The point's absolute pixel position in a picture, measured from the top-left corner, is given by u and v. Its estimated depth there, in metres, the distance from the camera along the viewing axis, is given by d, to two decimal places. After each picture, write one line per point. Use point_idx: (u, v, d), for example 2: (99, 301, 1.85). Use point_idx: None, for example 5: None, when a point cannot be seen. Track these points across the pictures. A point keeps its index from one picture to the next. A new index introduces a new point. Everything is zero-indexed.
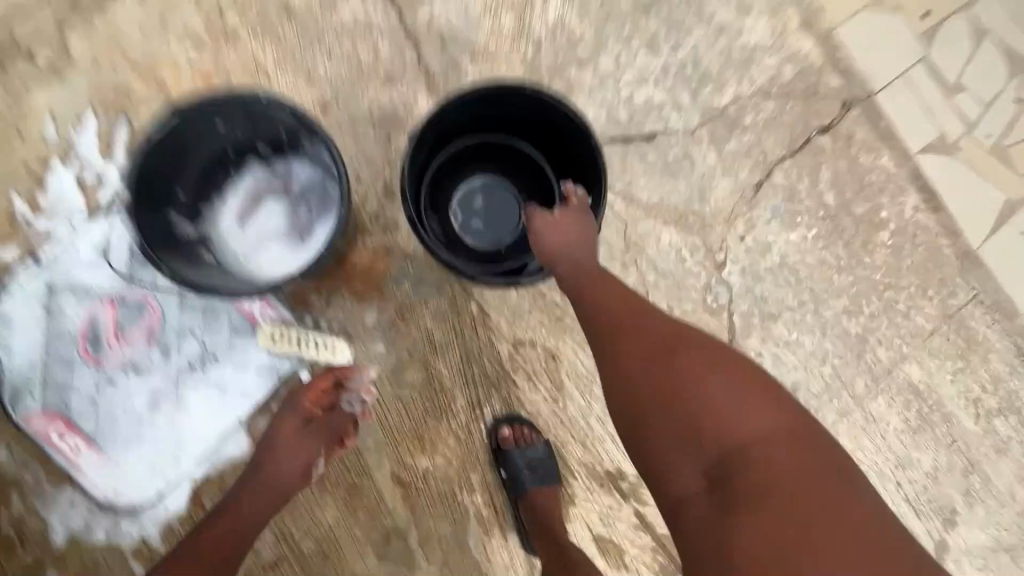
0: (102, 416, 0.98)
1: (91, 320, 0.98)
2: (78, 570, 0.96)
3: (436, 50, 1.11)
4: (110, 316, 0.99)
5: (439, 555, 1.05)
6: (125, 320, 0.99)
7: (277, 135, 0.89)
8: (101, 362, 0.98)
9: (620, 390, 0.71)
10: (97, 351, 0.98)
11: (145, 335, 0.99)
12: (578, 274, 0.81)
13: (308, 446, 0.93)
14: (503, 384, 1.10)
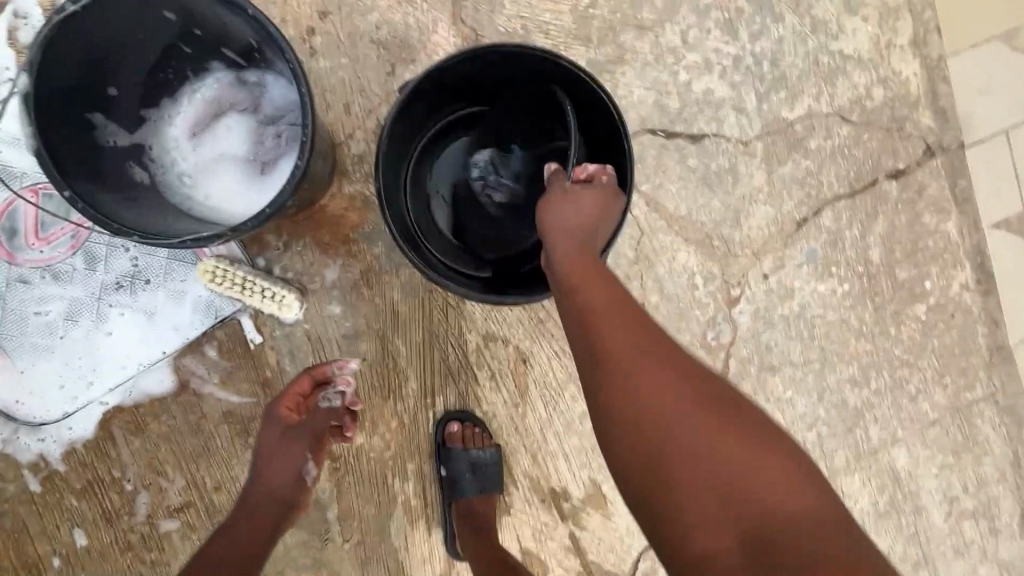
0: (9, 319, 0.87)
1: (11, 210, 0.85)
2: None
3: None
4: (32, 209, 0.86)
5: (356, 535, 1.00)
6: (48, 218, 0.86)
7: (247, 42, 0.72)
8: (15, 258, 0.86)
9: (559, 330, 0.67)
10: (13, 246, 0.86)
11: (70, 239, 0.87)
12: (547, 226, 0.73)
13: (295, 454, 0.85)
14: (462, 376, 0.99)
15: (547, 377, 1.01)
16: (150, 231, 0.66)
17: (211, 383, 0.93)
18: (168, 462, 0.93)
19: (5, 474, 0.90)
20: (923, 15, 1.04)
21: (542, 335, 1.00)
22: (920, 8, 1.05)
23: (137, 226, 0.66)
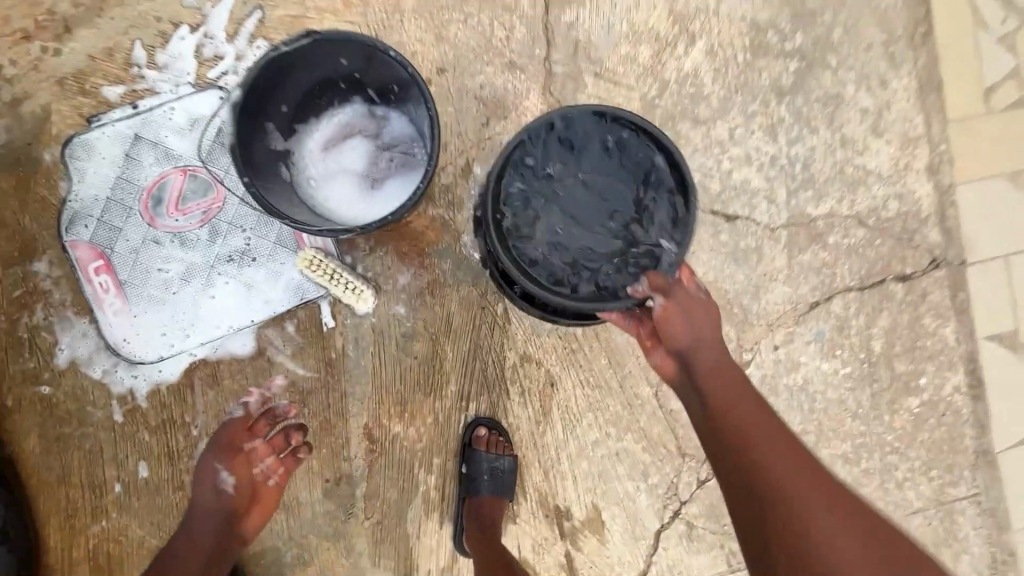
0: (137, 270, 1.04)
1: (161, 182, 1.03)
2: (68, 392, 1.03)
3: (566, 56, 1.10)
4: (178, 184, 1.04)
5: (376, 515, 1.10)
6: (189, 193, 1.04)
7: (390, 84, 0.92)
8: (155, 222, 1.04)
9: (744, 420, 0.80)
10: (156, 210, 1.04)
11: (201, 213, 1.04)
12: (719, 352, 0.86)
13: (209, 473, 0.99)
14: (496, 388, 1.12)
15: (570, 402, 1.14)
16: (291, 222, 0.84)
17: (285, 354, 1.08)
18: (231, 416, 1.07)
19: (95, 402, 1.04)
20: (941, 146, 1.21)
21: (571, 363, 1.13)
22: (939, 139, 1.21)
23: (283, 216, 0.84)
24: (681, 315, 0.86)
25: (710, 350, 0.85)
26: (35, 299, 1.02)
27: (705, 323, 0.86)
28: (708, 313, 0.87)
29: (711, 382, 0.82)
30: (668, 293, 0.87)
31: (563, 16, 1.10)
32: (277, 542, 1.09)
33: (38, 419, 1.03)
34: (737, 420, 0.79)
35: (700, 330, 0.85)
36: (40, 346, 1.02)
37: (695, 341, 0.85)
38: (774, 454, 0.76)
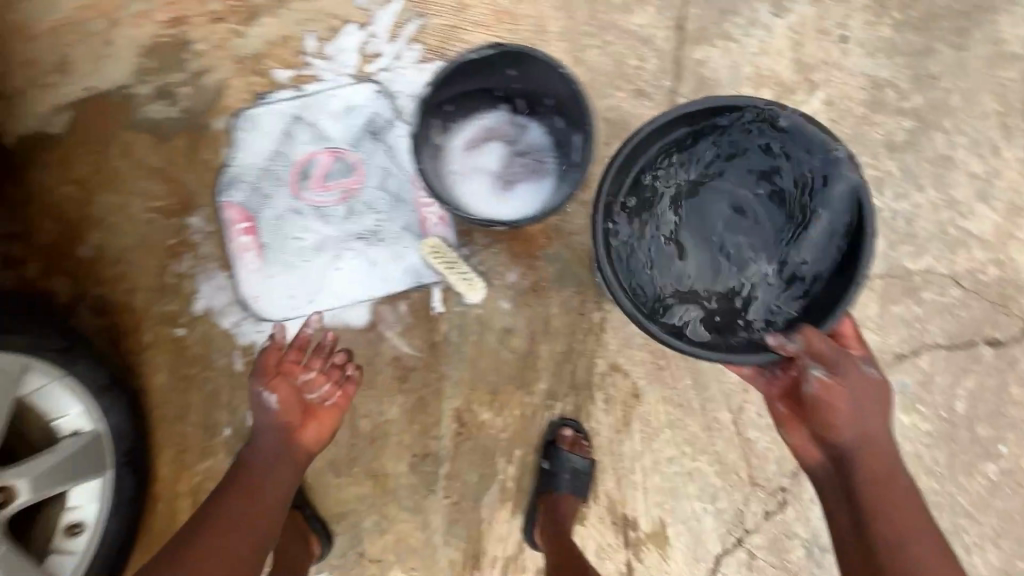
0: (276, 235, 1.13)
1: (311, 159, 1.14)
2: (198, 337, 1.13)
3: (691, 89, 1.17)
4: (326, 163, 1.14)
5: (455, 495, 1.16)
6: (334, 173, 1.14)
7: (543, 98, 1.02)
8: (299, 194, 1.14)
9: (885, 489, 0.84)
10: (302, 184, 1.14)
11: (342, 191, 1.14)
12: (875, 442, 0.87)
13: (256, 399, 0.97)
14: (582, 392, 1.17)
15: (651, 416, 1.17)
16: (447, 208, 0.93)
17: (394, 331, 1.15)
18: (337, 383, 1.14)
19: (220, 350, 1.13)
20: None
21: (657, 379, 1.17)
22: None
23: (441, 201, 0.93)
24: (846, 404, 0.86)
25: (872, 443, 0.86)
26: (185, 248, 1.13)
27: (874, 419, 0.87)
28: (879, 409, 0.87)
29: (869, 479, 0.84)
30: (835, 370, 0.87)
31: (694, 54, 1.17)
32: (359, 508, 1.14)
33: (169, 358, 1.13)
34: (884, 510, 0.82)
35: (866, 426, 0.86)
36: (182, 291, 1.13)
37: (860, 435, 0.86)
38: (904, 524, 0.81)
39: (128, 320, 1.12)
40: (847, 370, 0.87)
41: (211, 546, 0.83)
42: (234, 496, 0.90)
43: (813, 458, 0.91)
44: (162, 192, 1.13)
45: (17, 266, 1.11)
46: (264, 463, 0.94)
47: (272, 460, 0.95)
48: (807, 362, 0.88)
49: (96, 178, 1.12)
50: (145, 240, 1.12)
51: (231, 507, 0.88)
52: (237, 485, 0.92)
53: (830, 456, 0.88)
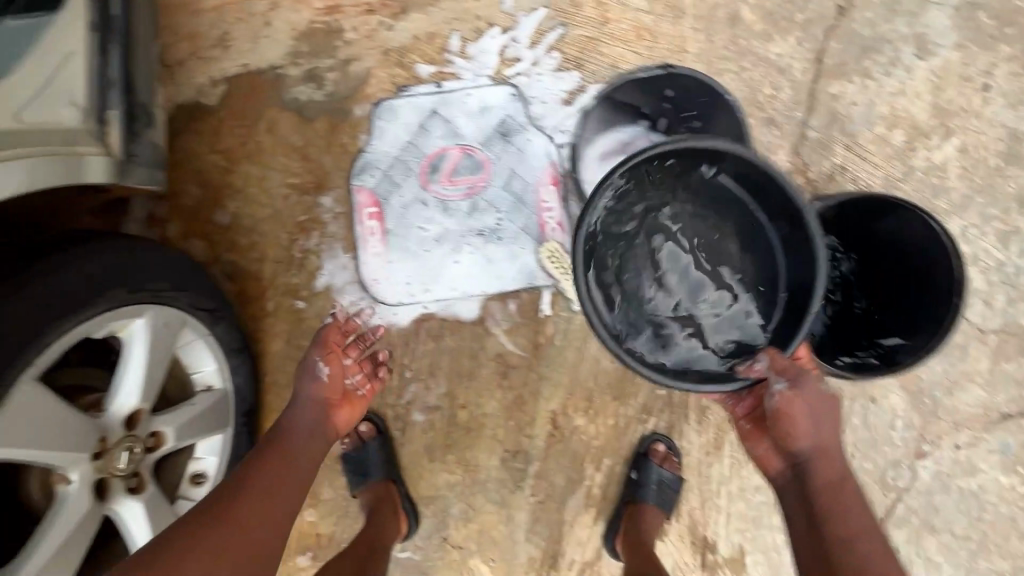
0: (401, 222, 1.18)
1: (443, 152, 1.18)
2: (316, 312, 1.18)
3: (823, 123, 1.17)
4: (456, 158, 1.18)
5: (541, 494, 1.18)
6: (462, 168, 1.18)
7: (691, 120, 1.03)
8: (427, 185, 1.18)
9: (830, 489, 0.75)
10: (431, 175, 1.18)
11: (467, 187, 1.18)
12: (828, 453, 0.77)
13: (311, 370, 0.95)
14: (677, 410, 1.18)
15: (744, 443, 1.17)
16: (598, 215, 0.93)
17: (501, 328, 1.18)
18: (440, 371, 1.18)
19: None
20: None
21: None
22: None
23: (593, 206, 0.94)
24: (810, 421, 0.77)
25: (830, 459, 0.77)
26: (314, 226, 1.18)
27: (830, 427, 0.78)
28: (833, 413, 0.79)
29: (824, 484, 0.75)
30: (794, 381, 0.79)
31: (829, 88, 1.17)
32: (448, 494, 1.17)
33: (286, 327, 1.18)
34: (839, 513, 0.73)
35: (822, 434, 0.78)
36: (307, 266, 1.18)
37: (817, 444, 0.77)
38: (857, 531, 0.71)
39: (254, 288, 1.18)
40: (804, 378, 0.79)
41: (244, 511, 0.76)
42: (255, 468, 0.83)
43: (777, 470, 0.82)
44: (299, 170, 1.18)
45: (161, 225, 1.18)
46: (291, 439, 0.89)
47: (298, 436, 0.90)
48: (770, 376, 0.80)
49: (241, 151, 1.19)
50: (279, 214, 1.18)
51: (251, 477, 0.81)
52: (262, 458, 0.85)
53: (792, 476, 0.79)
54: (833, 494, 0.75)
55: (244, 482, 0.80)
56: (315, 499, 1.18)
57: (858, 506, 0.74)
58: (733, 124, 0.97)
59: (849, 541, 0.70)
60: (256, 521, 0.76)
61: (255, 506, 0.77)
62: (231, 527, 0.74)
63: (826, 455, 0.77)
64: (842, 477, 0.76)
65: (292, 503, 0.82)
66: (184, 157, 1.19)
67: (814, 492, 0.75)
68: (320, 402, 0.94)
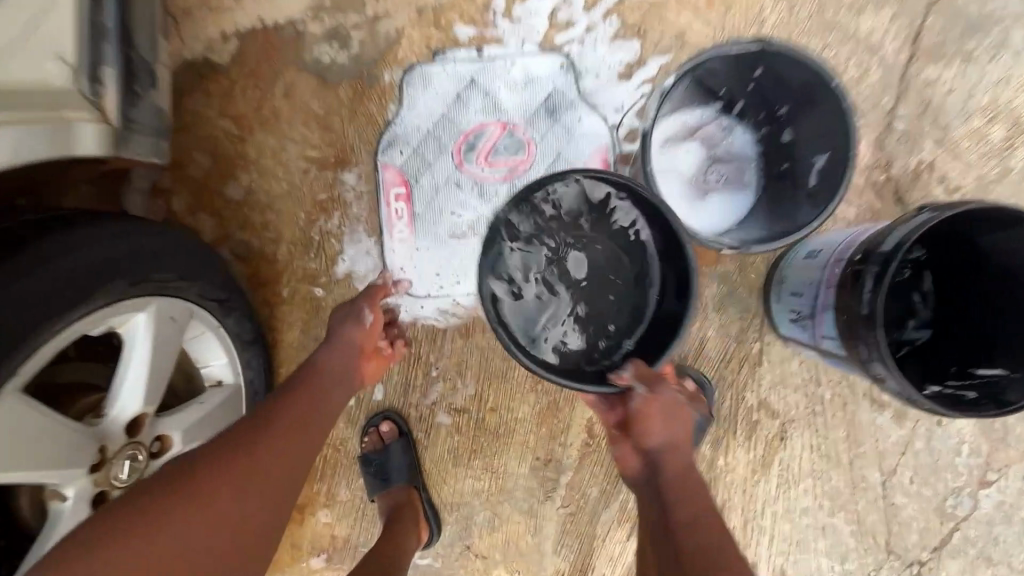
0: (431, 205, 1.06)
1: (481, 129, 1.05)
2: (336, 301, 1.08)
3: (913, 112, 1.03)
4: (496, 135, 1.05)
5: (572, 506, 1.10)
6: (501, 147, 1.05)
7: (775, 105, 0.88)
8: (461, 165, 1.05)
9: (682, 488, 0.70)
10: (467, 154, 1.05)
11: (507, 170, 1.05)
12: (678, 450, 0.72)
13: (354, 314, 0.89)
14: (724, 424, 1.09)
15: (794, 462, 1.08)
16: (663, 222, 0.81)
17: None
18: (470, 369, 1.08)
19: None
20: None
21: (809, 424, 1.08)
22: None
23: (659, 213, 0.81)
24: (664, 422, 0.73)
25: (682, 454, 0.72)
26: (334, 205, 1.06)
27: (684, 429, 0.74)
28: (687, 416, 0.74)
29: (674, 484, 0.70)
30: (653, 385, 0.73)
31: (924, 73, 1.03)
32: (473, 501, 1.10)
33: (302, 316, 1.08)
34: (688, 504, 0.69)
35: (673, 433, 0.73)
36: (326, 250, 1.07)
37: (670, 446, 0.72)
38: (697, 523, 0.66)
39: (267, 271, 1.07)
40: (659, 382, 0.74)
41: (261, 459, 0.69)
42: (280, 410, 0.75)
43: (633, 471, 0.77)
44: (320, 142, 1.06)
45: (165, 197, 1.07)
46: (320, 381, 0.81)
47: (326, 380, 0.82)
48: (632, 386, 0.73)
49: (255, 117, 1.06)
50: (296, 190, 1.07)
51: (270, 421, 0.73)
52: (287, 399, 0.77)
53: (644, 473, 0.74)
54: (684, 491, 0.70)
55: (268, 425, 0.73)
56: (330, 500, 1.10)
57: (709, 513, 0.68)
58: (835, 116, 0.79)
59: (693, 542, 0.65)
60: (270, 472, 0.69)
61: (271, 458, 0.70)
62: (244, 474, 0.67)
63: (677, 453, 0.72)
64: (685, 463, 0.72)
65: (309, 454, 0.74)
66: (191, 121, 1.06)
67: (663, 492, 0.70)
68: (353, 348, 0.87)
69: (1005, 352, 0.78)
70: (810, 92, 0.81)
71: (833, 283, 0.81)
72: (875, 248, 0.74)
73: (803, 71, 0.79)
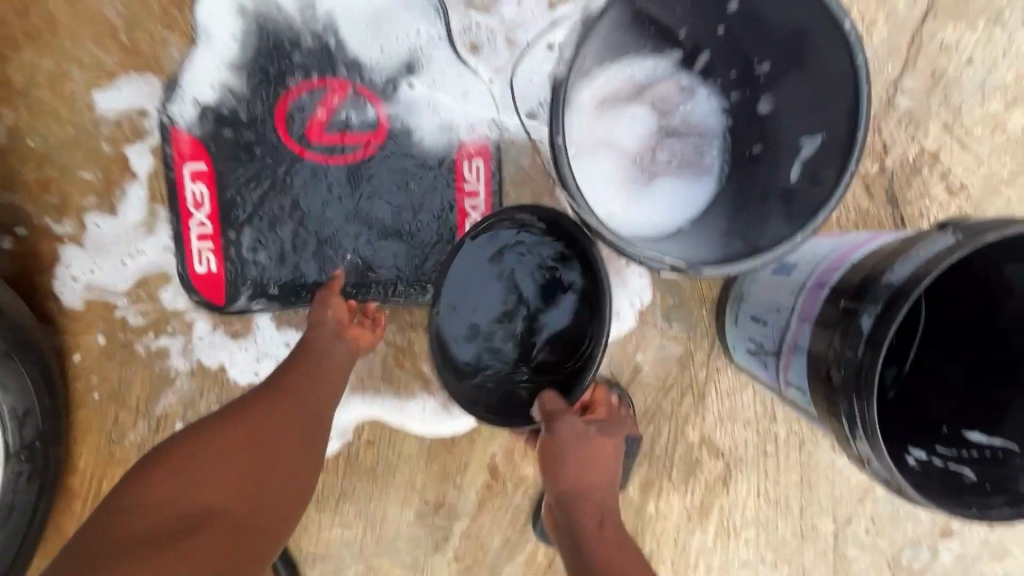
0: (283, 172, 0.77)
1: (307, 93, 0.76)
2: (147, 294, 0.78)
3: (922, 85, 0.80)
4: (332, 98, 0.76)
5: (467, 559, 0.87)
6: (341, 117, 0.77)
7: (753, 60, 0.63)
8: (288, 142, 0.76)
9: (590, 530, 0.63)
10: (293, 127, 0.76)
11: (355, 145, 0.77)
12: (587, 491, 0.65)
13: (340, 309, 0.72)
14: (658, 463, 0.88)
15: (737, 508, 0.89)
16: (587, 211, 0.55)
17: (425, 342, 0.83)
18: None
19: (178, 322, 0.79)
20: None
21: (758, 464, 0.89)
22: None
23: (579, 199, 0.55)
24: (578, 464, 0.65)
25: (597, 499, 0.65)
26: (142, 162, 0.76)
27: (608, 469, 0.66)
28: (610, 454, 0.67)
29: (594, 536, 0.61)
30: (555, 423, 0.66)
31: (939, 34, 0.80)
32: (343, 554, 0.86)
33: (98, 314, 0.78)
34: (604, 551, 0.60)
35: (589, 477, 0.65)
36: (132, 225, 0.76)
37: (582, 485, 0.65)
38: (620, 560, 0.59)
39: (46, 250, 0.76)
40: (561, 415, 0.66)
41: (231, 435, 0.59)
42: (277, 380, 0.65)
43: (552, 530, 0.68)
44: (120, 68, 0.74)
45: None
46: (305, 363, 0.66)
47: (315, 353, 0.67)
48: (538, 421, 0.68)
49: (20, 23, 0.73)
50: (89, 136, 0.75)
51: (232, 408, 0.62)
52: (272, 381, 0.65)
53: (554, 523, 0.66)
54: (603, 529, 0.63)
55: (261, 397, 0.63)
56: None
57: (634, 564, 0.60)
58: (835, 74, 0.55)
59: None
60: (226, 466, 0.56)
61: (230, 440, 0.58)
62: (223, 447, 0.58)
63: (587, 492, 0.65)
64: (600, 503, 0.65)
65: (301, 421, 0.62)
66: None
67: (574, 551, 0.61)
68: (333, 320, 0.70)
69: (1009, 393, 0.58)
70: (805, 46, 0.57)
71: (811, 315, 0.60)
72: (877, 278, 0.53)
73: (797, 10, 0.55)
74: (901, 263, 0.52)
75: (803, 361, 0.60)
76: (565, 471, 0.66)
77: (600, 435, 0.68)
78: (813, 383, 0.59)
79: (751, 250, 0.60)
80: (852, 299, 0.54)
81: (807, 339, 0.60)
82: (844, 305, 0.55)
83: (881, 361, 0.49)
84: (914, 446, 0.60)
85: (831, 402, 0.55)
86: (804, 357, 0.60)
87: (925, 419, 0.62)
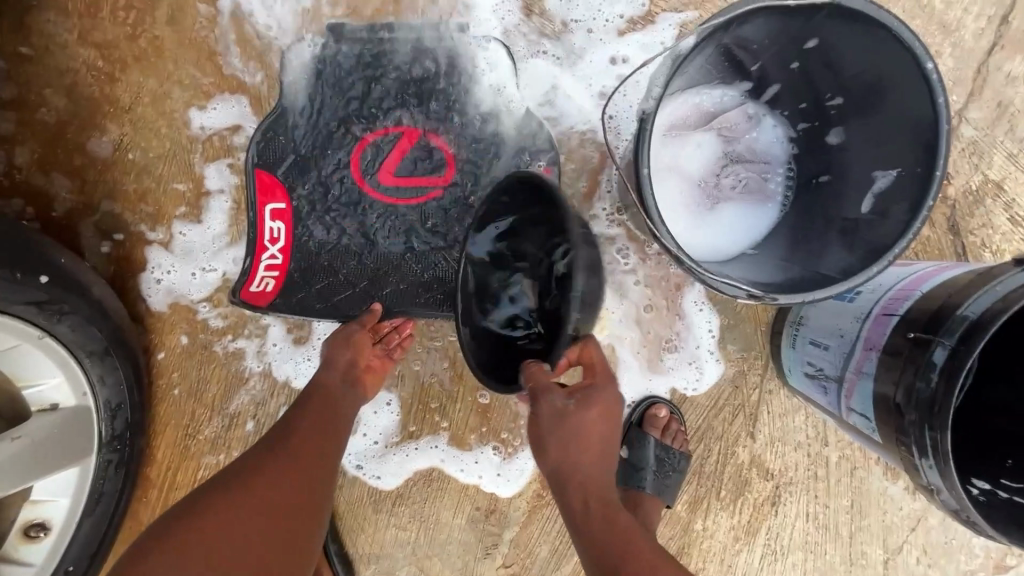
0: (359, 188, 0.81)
1: (375, 146, 0.80)
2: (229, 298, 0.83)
3: (987, 116, 0.81)
4: (403, 146, 0.80)
5: (515, 566, 0.90)
6: (415, 161, 0.80)
7: (824, 93, 0.65)
8: (372, 193, 0.81)
9: (597, 501, 0.63)
10: (372, 180, 0.81)
11: (433, 180, 0.81)
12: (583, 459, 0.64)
13: (347, 343, 0.74)
14: (706, 482, 0.89)
15: (785, 530, 0.90)
16: (663, 236, 0.57)
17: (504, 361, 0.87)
18: (382, 429, 0.88)
19: (255, 325, 0.83)
20: None
21: (808, 487, 0.89)
22: None
23: (657, 224, 0.57)
24: (571, 433, 0.63)
25: (593, 467, 0.64)
26: (231, 175, 0.81)
27: (601, 438, 0.65)
28: (602, 422, 0.65)
29: (585, 508, 0.63)
30: (540, 395, 0.62)
31: (1006, 66, 0.80)
32: (396, 554, 0.90)
33: (183, 315, 0.83)
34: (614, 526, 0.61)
35: (582, 446, 0.64)
36: (218, 233, 0.82)
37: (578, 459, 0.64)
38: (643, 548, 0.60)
39: (140, 254, 0.82)
40: (546, 393, 0.62)
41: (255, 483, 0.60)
42: (291, 419, 0.67)
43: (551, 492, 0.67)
44: (216, 88, 0.80)
45: (4, 147, 0.80)
46: (322, 398, 0.70)
47: (327, 396, 0.70)
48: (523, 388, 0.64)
49: (130, 47, 0.79)
50: (184, 150, 0.81)
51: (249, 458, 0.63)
52: (288, 422, 0.67)
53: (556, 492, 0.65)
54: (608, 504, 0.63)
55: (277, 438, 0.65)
56: None
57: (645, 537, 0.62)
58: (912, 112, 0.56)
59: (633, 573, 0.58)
60: (238, 550, 0.54)
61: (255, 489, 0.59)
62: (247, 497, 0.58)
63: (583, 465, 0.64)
64: (599, 470, 0.64)
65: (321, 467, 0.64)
66: (42, 45, 0.79)
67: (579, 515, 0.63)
68: (345, 364, 0.73)
69: None
70: (882, 82, 0.58)
71: (878, 345, 0.61)
72: (950, 312, 0.54)
73: (874, 48, 0.57)
74: (977, 298, 0.52)
75: (867, 387, 0.62)
76: (556, 442, 0.64)
77: (581, 399, 0.65)
78: (879, 412, 0.60)
79: (822, 277, 0.61)
80: (921, 332, 0.55)
81: (872, 368, 0.61)
82: (914, 336, 0.56)
83: (956, 394, 0.50)
84: (976, 477, 0.61)
85: (900, 431, 0.56)
86: (868, 384, 0.61)
87: (989, 453, 0.63)
